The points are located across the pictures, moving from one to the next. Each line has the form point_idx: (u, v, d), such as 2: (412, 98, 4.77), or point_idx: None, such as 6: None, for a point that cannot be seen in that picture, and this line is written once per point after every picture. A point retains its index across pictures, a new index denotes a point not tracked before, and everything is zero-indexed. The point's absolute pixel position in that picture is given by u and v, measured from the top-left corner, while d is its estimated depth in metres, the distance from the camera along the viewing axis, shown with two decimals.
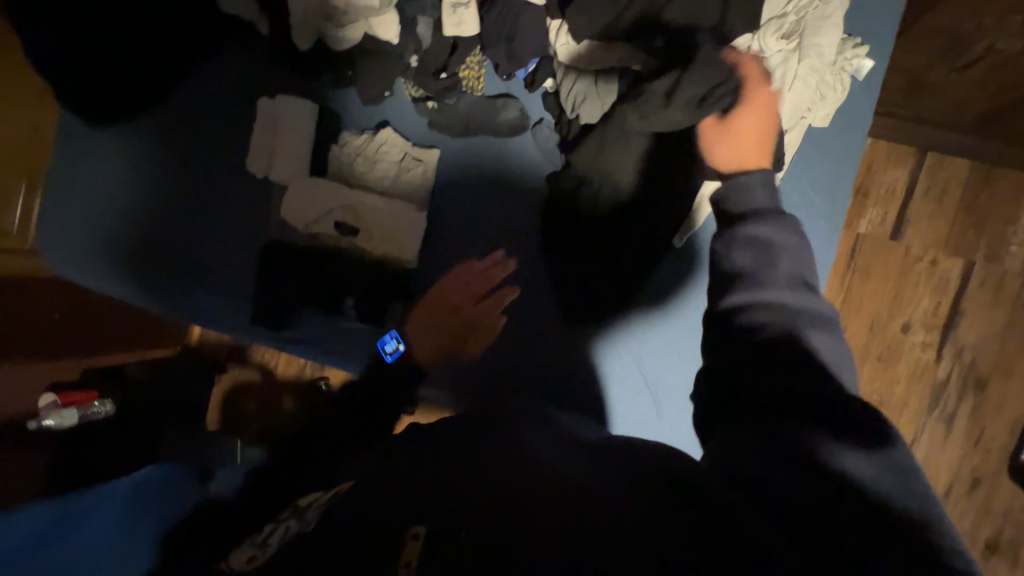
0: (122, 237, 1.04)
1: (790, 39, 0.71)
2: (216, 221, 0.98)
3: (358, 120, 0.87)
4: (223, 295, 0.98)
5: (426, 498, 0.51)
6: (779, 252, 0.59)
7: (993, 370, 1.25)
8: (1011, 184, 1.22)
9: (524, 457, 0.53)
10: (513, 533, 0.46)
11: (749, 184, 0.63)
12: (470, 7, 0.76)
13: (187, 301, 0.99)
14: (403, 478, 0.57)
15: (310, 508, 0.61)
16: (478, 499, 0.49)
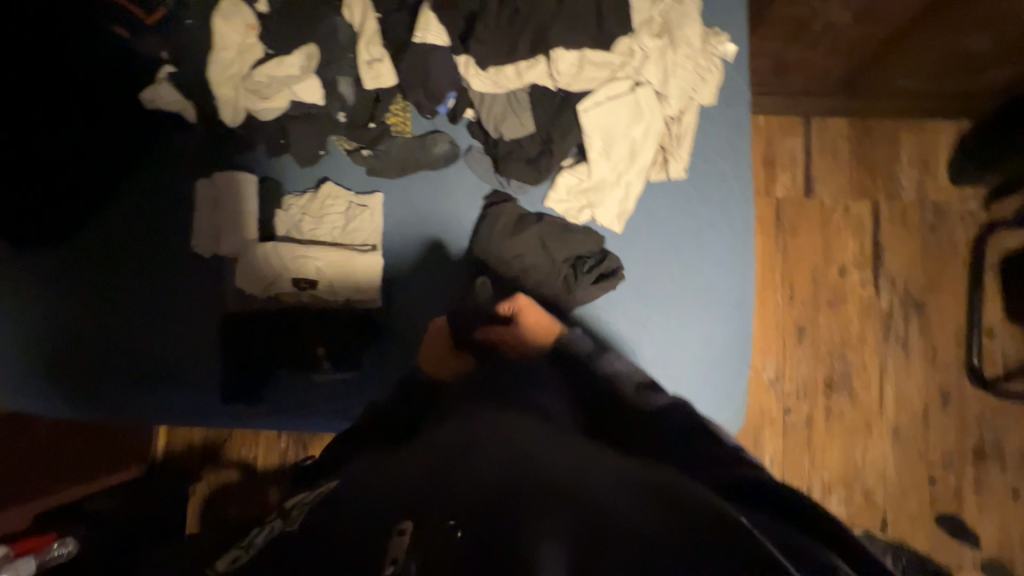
0: (45, 354, 0.94)
1: (664, 34, 0.79)
2: (158, 307, 0.92)
3: (299, 182, 0.90)
4: (177, 389, 0.90)
5: (419, 499, 0.47)
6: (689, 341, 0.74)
7: (925, 291, 1.37)
8: (886, 131, 1.41)
9: (523, 449, 0.52)
10: (508, 521, 0.41)
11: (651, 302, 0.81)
12: (384, 59, 0.82)
13: (140, 405, 0.91)
14: (383, 482, 0.52)
15: (297, 509, 0.55)
16: (476, 494, 0.46)
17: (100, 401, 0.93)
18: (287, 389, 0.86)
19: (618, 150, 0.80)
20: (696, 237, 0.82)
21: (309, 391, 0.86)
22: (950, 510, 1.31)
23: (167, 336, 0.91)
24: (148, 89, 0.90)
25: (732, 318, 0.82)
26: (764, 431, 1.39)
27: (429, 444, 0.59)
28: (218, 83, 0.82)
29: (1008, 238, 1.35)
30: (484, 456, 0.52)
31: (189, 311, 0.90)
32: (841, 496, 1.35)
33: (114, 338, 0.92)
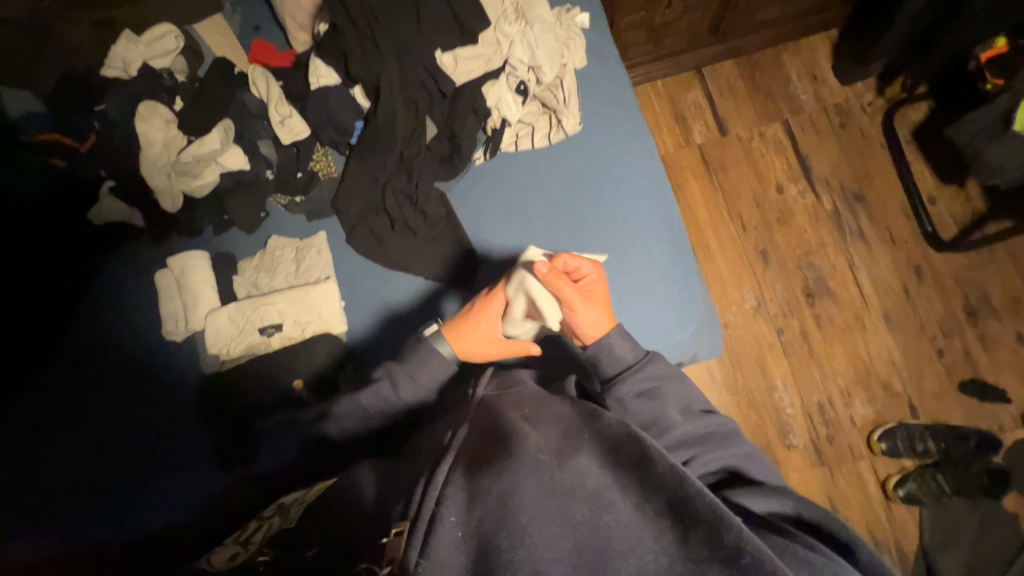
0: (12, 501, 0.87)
1: (520, 17, 0.85)
2: (139, 406, 0.91)
3: (250, 248, 0.96)
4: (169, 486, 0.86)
5: (419, 498, 0.53)
6: (658, 393, 0.73)
7: (860, 182, 1.44)
8: (769, 59, 1.54)
9: (508, 447, 0.56)
10: (503, 530, 0.47)
11: (611, 348, 0.74)
12: (293, 113, 0.90)
13: (132, 514, 0.85)
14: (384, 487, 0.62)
15: (293, 508, 0.68)
16: (473, 509, 0.50)
17: (78, 525, 0.85)
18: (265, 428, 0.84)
19: (514, 126, 0.88)
20: (612, 176, 0.87)
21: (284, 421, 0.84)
22: (969, 376, 1.30)
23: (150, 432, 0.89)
24: (92, 206, 0.96)
25: (664, 235, 0.85)
26: (767, 358, 1.40)
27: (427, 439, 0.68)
28: (150, 176, 0.88)
29: (911, 113, 1.44)
30: (478, 466, 0.54)
31: (171, 397, 0.90)
32: (863, 397, 1.34)
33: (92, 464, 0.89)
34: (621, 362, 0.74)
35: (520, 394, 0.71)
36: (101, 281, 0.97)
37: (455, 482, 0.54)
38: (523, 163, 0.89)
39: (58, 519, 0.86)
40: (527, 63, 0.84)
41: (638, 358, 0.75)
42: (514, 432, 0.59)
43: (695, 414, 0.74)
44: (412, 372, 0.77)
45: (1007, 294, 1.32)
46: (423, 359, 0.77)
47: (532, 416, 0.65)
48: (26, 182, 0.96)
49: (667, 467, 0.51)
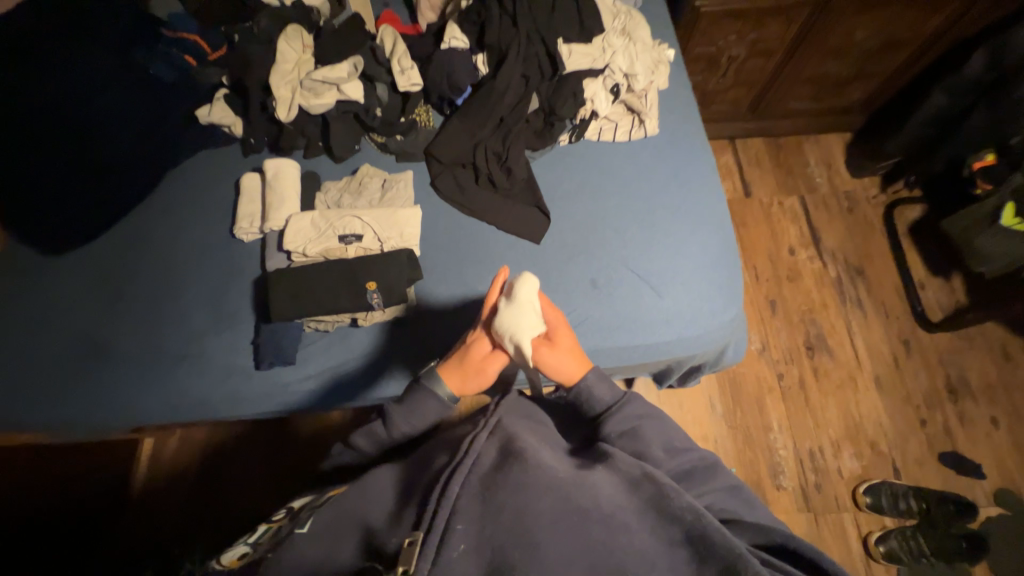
0: (77, 354, 0.95)
1: (625, 35, 1.01)
2: (209, 292, 0.98)
3: (336, 174, 1.05)
4: (219, 373, 0.93)
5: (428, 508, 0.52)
6: (638, 434, 0.71)
7: (862, 259, 1.62)
8: (793, 144, 1.78)
9: (523, 459, 0.56)
10: (517, 543, 0.48)
11: (590, 390, 0.74)
12: (414, 67, 1.01)
13: (172, 391, 0.92)
14: (396, 506, 0.60)
15: (303, 514, 0.73)
16: (487, 519, 0.51)
17: (134, 385, 0.93)
18: (314, 348, 0.91)
19: (601, 118, 1.01)
20: (679, 177, 0.99)
21: (333, 344, 0.91)
22: (947, 448, 1.40)
23: (216, 315, 0.96)
24: (204, 105, 1.04)
25: (716, 233, 0.95)
26: (766, 399, 1.48)
27: (430, 459, 0.66)
28: (277, 85, 0.97)
29: (908, 211, 1.65)
30: (493, 477, 0.54)
31: (240, 289, 0.98)
32: (851, 452, 1.41)
33: (154, 335, 0.95)
34: (602, 405, 0.74)
35: (534, 428, 0.71)
36: (198, 177, 1.07)
37: (468, 492, 0.53)
38: (602, 150, 1.02)
39: (109, 388, 0.92)
40: (626, 70, 0.99)
41: (617, 400, 0.74)
42: (529, 448, 0.58)
43: (679, 452, 0.71)
44: (409, 415, 0.74)
45: (982, 379, 1.46)
46: (420, 405, 0.74)
47: (539, 441, 0.65)
48: (152, 71, 1.05)
49: (685, 505, 0.54)
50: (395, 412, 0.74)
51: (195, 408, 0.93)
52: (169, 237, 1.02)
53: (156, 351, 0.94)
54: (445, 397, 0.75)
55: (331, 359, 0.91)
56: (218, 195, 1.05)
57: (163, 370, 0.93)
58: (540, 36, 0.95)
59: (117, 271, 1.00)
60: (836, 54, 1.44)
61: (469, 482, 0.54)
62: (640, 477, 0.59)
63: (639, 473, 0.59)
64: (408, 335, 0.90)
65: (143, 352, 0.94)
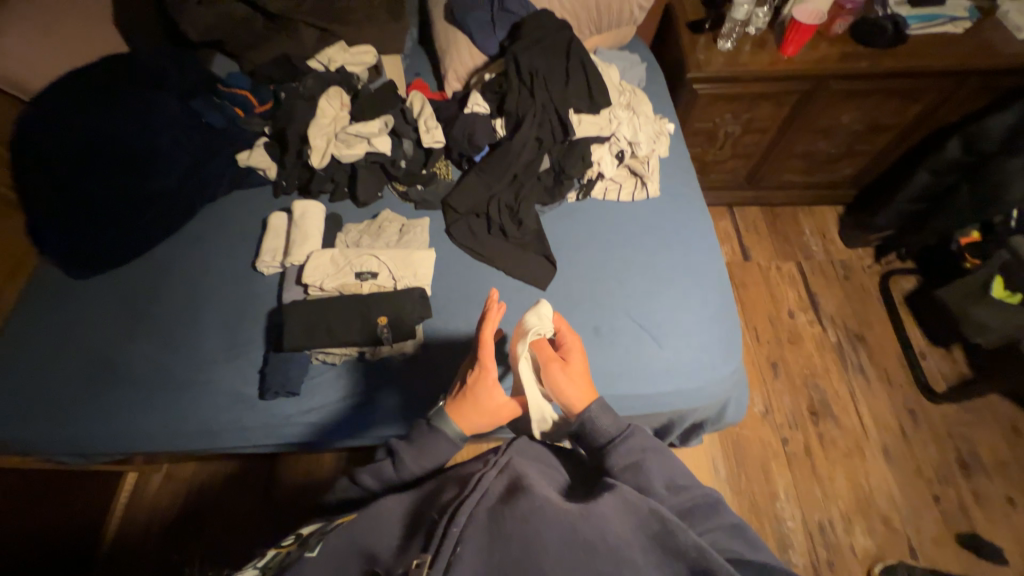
0: (89, 374, 0.97)
1: (630, 109, 1.13)
2: (225, 321, 1.02)
3: (358, 217, 1.13)
4: (223, 401, 0.94)
5: (435, 537, 0.54)
6: (640, 468, 0.67)
7: (861, 326, 1.65)
8: (788, 213, 1.88)
9: (529, 492, 0.58)
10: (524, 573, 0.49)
11: (593, 423, 0.72)
12: (438, 127, 1.13)
13: (178, 418, 0.93)
14: (406, 535, 0.60)
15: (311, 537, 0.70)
16: (494, 549, 0.52)
17: (139, 409, 0.93)
18: (318, 380, 0.93)
19: (607, 180, 1.10)
20: (679, 235, 1.06)
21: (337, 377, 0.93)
22: (965, 528, 1.33)
23: (229, 344, 0.99)
24: (244, 150, 1.15)
25: (715, 290, 1.00)
26: (771, 464, 1.44)
27: (438, 489, 0.66)
28: (314, 136, 1.07)
29: (903, 281, 1.70)
30: (498, 509, 0.56)
31: (254, 320, 1.01)
32: (863, 527, 1.34)
33: (166, 360, 0.97)
34: (604, 438, 0.71)
35: (539, 463, 0.71)
36: (230, 215, 1.15)
37: (475, 523, 0.55)
38: (607, 208, 1.09)
39: (115, 410, 0.93)
40: (630, 138, 1.09)
41: (619, 432, 0.71)
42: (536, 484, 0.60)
43: (681, 490, 0.66)
44: (419, 455, 0.73)
45: (995, 456, 1.42)
46: (432, 445, 0.74)
47: (546, 480, 0.67)
48: (205, 118, 1.17)
49: (689, 540, 0.53)
50: (406, 453, 0.73)
51: (197, 435, 0.93)
52: (195, 267, 1.08)
53: (166, 376, 0.96)
54: (453, 436, 0.75)
55: (334, 392, 0.92)
56: (246, 231, 1.12)
57: (169, 395, 0.94)
58: (554, 105, 1.05)
59: (140, 296, 1.05)
60: (824, 135, 1.57)
61: (474, 513, 0.56)
62: (647, 512, 0.57)
63: (644, 506, 0.58)
64: (413, 370, 0.92)
65: (152, 376, 0.96)
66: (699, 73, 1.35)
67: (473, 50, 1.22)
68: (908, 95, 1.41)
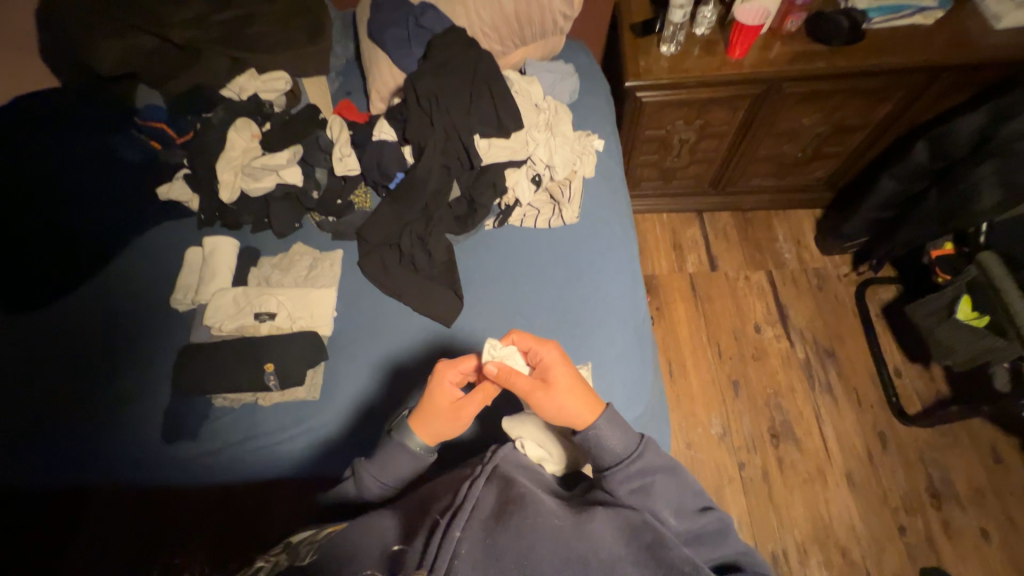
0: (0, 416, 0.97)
1: (548, 129, 1.07)
2: (134, 359, 0.99)
3: (276, 249, 1.10)
4: (128, 444, 0.92)
5: (430, 546, 0.51)
6: (651, 490, 0.65)
7: (832, 340, 1.55)
8: (760, 218, 1.77)
9: (526, 502, 0.56)
10: None
11: (598, 441, 0.66)
12: (352, 154, 1.09)
13: (79, 464, 0.91)
14: (406, 534, 0.56)
15: (302, 546, 0.65)
16: (491, 558, 0.51)
17: (41, 454, 0.92)
18: (226, 417, 0.92)
19: (524, 206, 1.05)
20: (597, 265, 1.00)
21: (245, 413, 0.92)
22: (930, 562, 1.25)
23: (134, 385, 0.97)
24: (164, 184, 1.13)
25: (629, 324, 0.94)
26: (726, 490, 1.37)
27: (434, 488, 0.62)
28: (222, 170, 1.06)
29: (881, 292, 1.59)
30: (494, 525, 0.53)
31: (163, 359, 0.99)
32: (820, 559, 1.27)
33: (72, 404, 0.96)
34: (612, 455, 0.66)
35: (530, 468, 0.68)
36: (148, 247, 1.12)
37: (472, 532, 0.53)
38: (523, 236, 1.04)
39: (17, 455, 0.92)
40: (546, 162, 1.04)
41: (628, 450, 0.66)
42: (531, 491, 0.59)
43: (688, 513, 0.67)
44: (379, 471, 0.73)
45: (969, 483, 1.32)
46: (392, 459, 0.73)
47: (537, 484, 0.66)
48: (124, 153, 1.16)
49: (683, 556, 0.54)
50: (367, 474, 0.73)
51: (92, 480, 0.89)
52: (110, 302, 1.06)
53: (72, 419, 0.95)
54: (417, 451, 0.73)
55: (243, 427, 0.91)
56: (163, 264, 1.10)
57: (73, 437, 0.93)
58: (457, 133, 1.01)
59: (54, 332, 1.04)
60: (788, 137, 1.46)
61: (469, 527, 0.53)
62: (640, 524, 0.58)
63: (639, 522, 0.58)
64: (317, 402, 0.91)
65: (59, 419, 0.95)
66: (640, 81, 1.27)
67: (393, 70, 1.16)
68: (873, 94, 1.30)
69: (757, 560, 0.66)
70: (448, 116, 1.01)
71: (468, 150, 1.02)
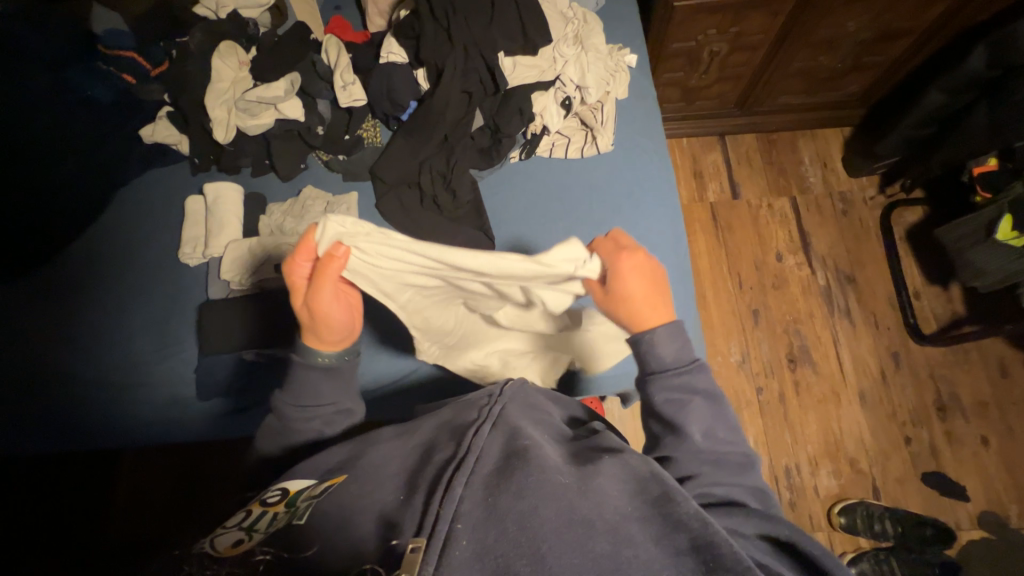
0: (18, 379, 0.94)
1: (577, 43, 0.95)
2: (155, 319, 0.97)
3: (283, 194, 1.01)
4: (166, 401, 0.93)
5: (428, 511, 0.46)
6: (688, 407, 0.61)
7: (854, 266, 1.53)
8: (787, 139, 1.66)
9: (526, 458, 0.50)
10: (522, 554, 0.42)
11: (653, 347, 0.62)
12: (356, 82, 0.96)
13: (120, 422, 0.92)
14: (408, 491, 0.52)
15: (301, 499, 0.58)
16: (488, 524, 0.45)
17: (78, 412, 0.92)
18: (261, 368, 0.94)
19: (553, 133, 0.96)
20: (635, 198, 0.93)
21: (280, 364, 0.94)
22: (931, 467, 1.34)
23: (161, 343, 0.95)
24: (147, 124, 1.01)
25: (670, 259, 0.90)
26: (743, 413, 1.43)
27: (433, 446, 0.58)
28: (212, 106, 0.94)
29: (907, 215, 1.55)
30: (494, 479, 0.49)
31: (186, 317, 0.97)
32: (829, 469, 1.36)
33: (99, 364, 0.94)
34: (659, 362, 0.62)
35: (537, 417, 0.63)
36: (145, 199, 1.04)
37: (472, 492, 0.48)
38: (553, 168, 0.97)
39: (54, 415, 0.92)
40: (577, 82, 0.93)
41: (678, 363, 0.62)
42: (534, 444, 0.53)
43: (716, 438, 0.61)
44: (298, 398, 0.70)
45: (975, 396, 1.39)
46: (305, 382, 0.70)
47: (544, 432, 0.61)
48: (89, 91, 1.02)
49: (691, 510, 0.49)
50: (288, 408, 0.70)
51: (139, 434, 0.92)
52: (117, 260, 1.00)
53: (101, 379, 0.94)
54: (325, 363, 0.70)
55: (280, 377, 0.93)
56: (163, 217, 1.03)
57: (108, 396, 0.93)
58: (478, 50, 0.90)
59: (61, 292, 0.99)
60: (828, 47, 1.32)
61: (471, 482, 0.49)
62: (648, 476, 0.53)
63: (646, 472, 0.54)
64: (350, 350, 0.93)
65: (88, 379, 0.94)
66: None
67: None
68: None
69: (771, 503, 0.61)
70: (466, 32, 0.90)
71: (493, 74, 0.91)
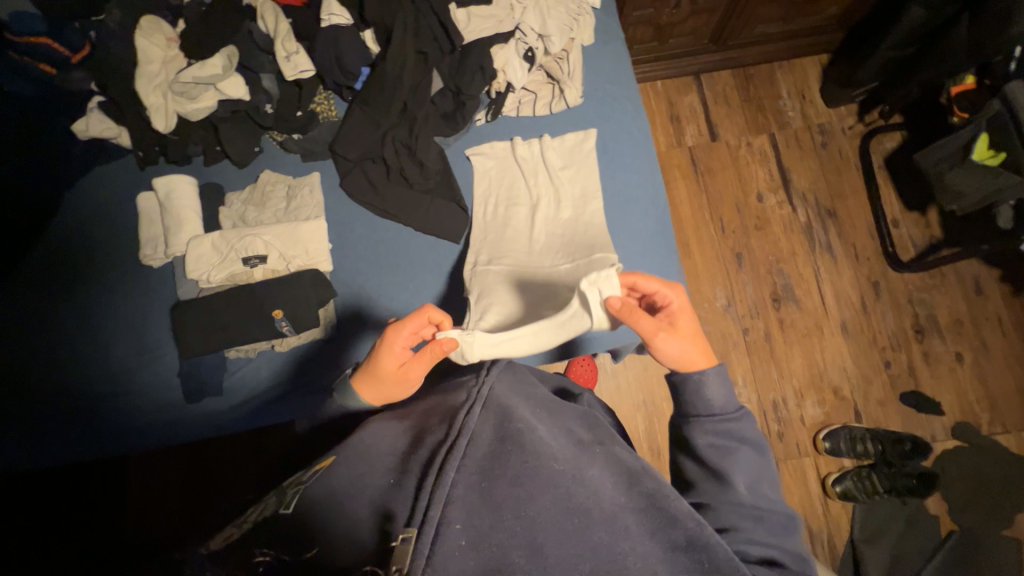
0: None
1: None
2: (123, 325, 0.93)
3: (240, 182, 0.97)
4: (151, 407, 0.90)
5: (420, 497, 0.46)
6: (732, 454, 0.63)
7: (833, 199, 1.53)
8: (763, 73, 1.60)
9: (524, 445, 0.49)
10: (518, 545, 0.44)
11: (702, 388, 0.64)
12: (300, 51, 0.89)
13: (106, 434, 0.90)
14: (400, 474, 0.51)
15: (289, 487, 0.57)
16: (483, 511, 0.45)
17: (62, 429, 0.90)
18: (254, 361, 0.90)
19: (518, 90, 0.92)
20: (615, 145, 0.91)
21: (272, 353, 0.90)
22: (909, 387, 1.41)
23: (138, 348, 0.92)
24: (78, 118, 0.92)
25: (648, 211, 0.89)
26: (731, 355, 1.45)
27: (426, 424, 0.57)
28: (146, 92, 0.87)
29: (885, 141, 1.53)
30: (489, 463, 0.48)
31: (157, 320, 0.93)
32: (815, 399, 1.41)
33: (73, 379, 0.92)
34: (706, 407, 0.64)
35: (530, 387, 0.62)
36: (87, 200, 0.97)
37: (466, 476, 0.47)
38: (522, 129, 0.94)
39: (35, 436, 0.90)
40: (538, 31, 0.88)
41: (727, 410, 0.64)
42: (532, 426, 0.53)
43: (761, 494, 0.62)
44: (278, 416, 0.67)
45: (951, 316, 1.44)
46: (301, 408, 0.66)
47: (539, 405, 0.60)
48: (9, 87, 0.93)
49: (685, 511, 0.51)
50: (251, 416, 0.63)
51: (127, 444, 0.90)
52: (75, 266, 0.95)
53: (80, 393, 0.91)
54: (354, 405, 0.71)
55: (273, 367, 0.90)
56: (114, 218, 0.96)
57: (91, 410, 0.91)
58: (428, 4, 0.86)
59: (20, 307, 0.94)
60: None
61: (465, 466, 0.48)
62: (641, 471, 0.54)
63: (637, 467, 0.55)
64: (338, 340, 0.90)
65: (65, 395, 0.91)
66: None
67: None
68: None
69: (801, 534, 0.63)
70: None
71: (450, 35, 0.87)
